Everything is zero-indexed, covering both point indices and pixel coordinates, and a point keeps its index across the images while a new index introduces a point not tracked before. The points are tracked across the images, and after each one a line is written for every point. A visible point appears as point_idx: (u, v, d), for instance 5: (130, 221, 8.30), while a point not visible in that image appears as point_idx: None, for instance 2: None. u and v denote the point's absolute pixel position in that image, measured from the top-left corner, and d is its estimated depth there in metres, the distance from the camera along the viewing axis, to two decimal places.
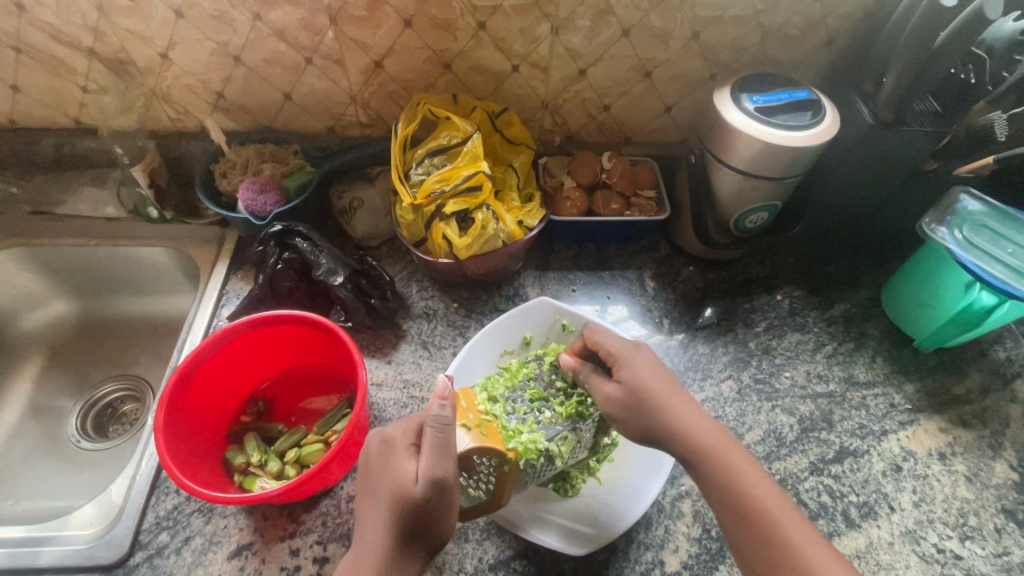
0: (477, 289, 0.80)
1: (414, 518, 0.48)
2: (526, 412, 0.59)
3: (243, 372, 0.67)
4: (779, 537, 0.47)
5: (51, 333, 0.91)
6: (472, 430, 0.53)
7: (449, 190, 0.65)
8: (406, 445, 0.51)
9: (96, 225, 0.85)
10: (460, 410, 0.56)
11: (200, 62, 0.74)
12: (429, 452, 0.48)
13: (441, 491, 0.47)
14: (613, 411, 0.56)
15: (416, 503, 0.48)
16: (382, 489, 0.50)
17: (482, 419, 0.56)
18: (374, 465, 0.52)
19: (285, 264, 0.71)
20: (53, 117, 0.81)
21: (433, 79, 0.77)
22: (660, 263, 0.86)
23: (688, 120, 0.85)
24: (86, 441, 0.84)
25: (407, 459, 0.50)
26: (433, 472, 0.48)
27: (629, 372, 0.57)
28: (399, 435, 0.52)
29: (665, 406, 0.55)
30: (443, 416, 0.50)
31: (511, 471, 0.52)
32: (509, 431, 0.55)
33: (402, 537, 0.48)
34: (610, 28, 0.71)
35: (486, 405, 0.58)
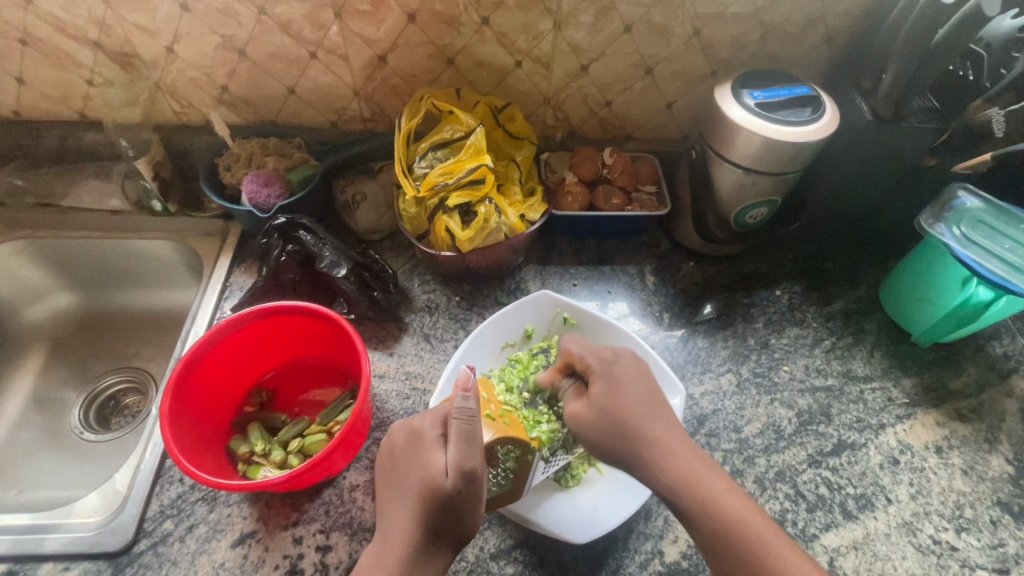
0: (478, 283, 0.81)
1: (442, 508, 0.49)
2: (541, 403, 0.63)
3: (247, 362, 0.67)
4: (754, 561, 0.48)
5: (55, 326, 0.92)
6: (495, 423, 0.57)
7: (453, 183, 0.66)
8: (434, 437, 0.52)
9: (100, 218, 0.86)
10: (482, 403, 0.59)
11: (205, 55, 0.74)
12: (457, 443, 0.49)
13: (470, 482, 0.48)
14: (586, 429, 0.57)
15: (444, 494, 0.49)
16: (411, 480, 0.51)
17: (503, 410, 0.59)
18: (404, 456, 0.53)
19: (289, 256, 0.71)
20: (58, 110, 0.81)
21: (436, 73, 0.78)
22: (660, 259, 0.86)
23: (689, 116, 0.85)
24: (88, 432, 0.85)
25: (436, 450, 0.51)
26: (463, 463, 0.49)
27: (602, 390, 0.57)
28: (427, 427, 0.53)
29: (632, 436, 0.55)
30: (468, 408, 0.51)
31: (533, 461, 0.56)
32: (529, 420, 0.59)
33: (430, 526, 0.50)
34: (612, 24, 0.72)
35: (505, 396, 0.62)
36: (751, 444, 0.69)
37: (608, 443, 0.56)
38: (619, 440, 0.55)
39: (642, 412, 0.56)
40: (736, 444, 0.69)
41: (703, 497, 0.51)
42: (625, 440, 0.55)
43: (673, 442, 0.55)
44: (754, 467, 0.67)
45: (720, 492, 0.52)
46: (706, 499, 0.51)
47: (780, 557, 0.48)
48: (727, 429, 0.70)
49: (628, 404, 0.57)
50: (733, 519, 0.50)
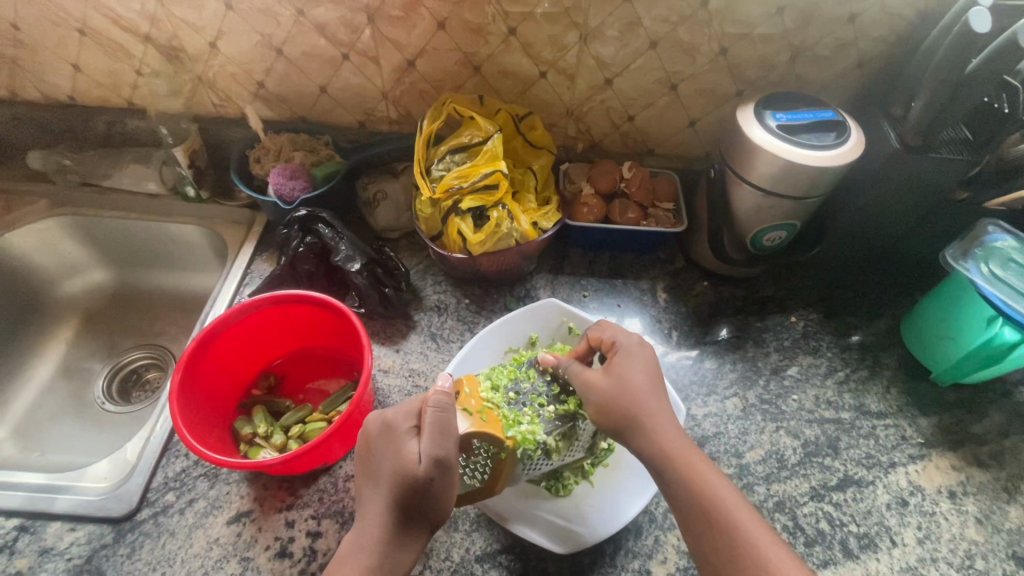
0: (489, 287, 0.82)
1: (414, 497, 0.49)
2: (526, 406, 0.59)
3: (259, 346, 0.70)
4: (743, 543, 0.47)
5: (89, 300, 0.98)
6: (473, 416, 0.54)
7: (467, 187, 0.66)
8: (407, 428, 0.52)
9: (137, 200, 0.90)
10: (463, 394, 0.56)
11: (245, 52, 0.78)
12: (430, 432, 0.50)
13: (442, 470, 0.49)
14: (593, 394, 0.57)
15: (415, 482, 0.49)
16: (384, 470, 0.51)
17: (483, 405, 0.56)
18: (377, 447, 0.53)
19: (307, 247, 0.73)
20: (108, 97, 0.86)
21: (462, 80, 0.80)
22: (674, 276, 0.86)
23: (712, 135, 0.85)
24: (109, 403, 0.91)
25: (408, 440, 0.51)
26: (434, 451, 0.49)
27: (621, 362, 0.58)
28: (399, 419, 0.53)
29: (638, 411, 0.55)
30: (442, 398, 0.52)
31: (507, 461, 0.53)
32: (508, 419, 0.56)
33: (404, 514, 0.50)
34: (638, 39, 0.73)
35: (489, 393, 0.58)
36: (751, 470, 0.67)
37: (613, 409, 0.55)
38: (620, 408, 0.55)
39: (648, 391, 0.56)
40: (736, 469, 0.67)
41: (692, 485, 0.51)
42: (623, 407, 0.55)
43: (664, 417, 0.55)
44: (753, 495, 0.65)
45: (712, 477, 0.51)
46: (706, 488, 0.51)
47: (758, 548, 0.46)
48: (728, 453, 0.69)
49: (638, 380, 0.56)
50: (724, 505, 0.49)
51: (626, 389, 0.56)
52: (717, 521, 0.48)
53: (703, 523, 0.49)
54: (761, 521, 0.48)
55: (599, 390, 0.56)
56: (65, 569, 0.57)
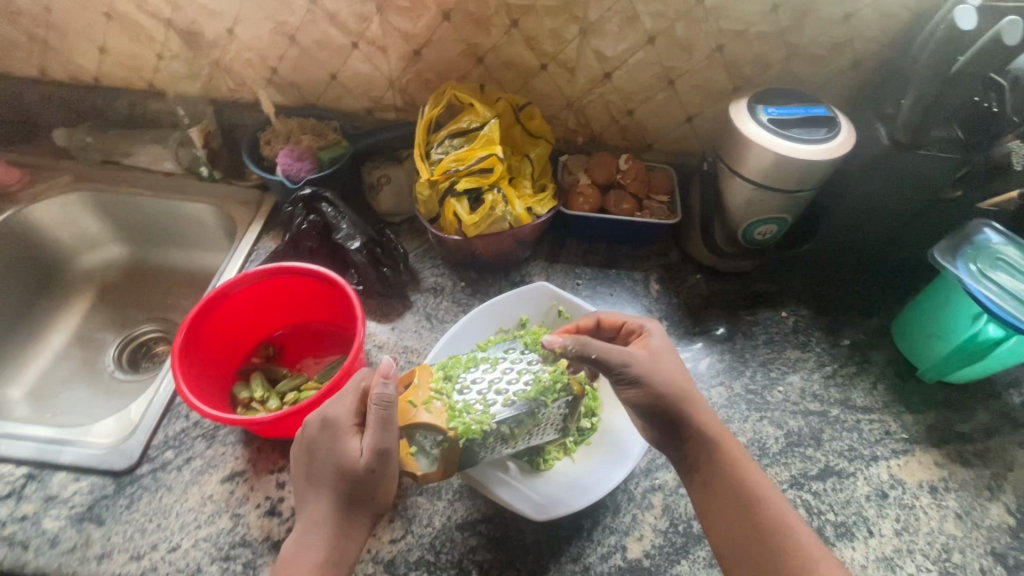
0: (485, 272, 0.85)
1: (359, 490, 0.52)
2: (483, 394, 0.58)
3: (258, 316, 0.72)
4: (783, 525, 0.51)
5: (104, 273, 1.03)
6: (414, 408, 0.55)
7: (463, 170, 0.68)
8: (348, 425, 0.54)
9: (154, 178, 0.95)
10: (410, 387, 0.57)
11: (260, 39, 0.82)
12: (374, 426, 0.51)
13: (384, 460, 0.52)
14: (642, 375, 0.58)
15: (358, 474, 0.52)
16: (326, 468, 0.53)
17: (429, 396, 0.56)
18: (318, 444, 0.54)
19: (309, 225, 0.76)
20: (130, 79, 0.91)
21: (466, 71, 0.82)
22: (667, 268, 0.88)
23: (709, 132, 0.86)
24: (118, 371, 0.95)
25: (350, 437, 0.53)
26: (377, 444, 0.51)
27: (654, 347, 0.61)
28: (341, 417, 0.54)
29: (685, 393, 0.58)
30: (386, 393, 0.52)
31: (451, 448, 0.54)
32: (455, 408, 0.55)
33: (345, 506, 0.52)
34: (636, 34, 0.75)
35: (439, 384, 0.58)
36: None
37: (664, 388, 0.58)
38: (671, 396, 0.58)
39: (685, 374, 0.60)
40: None
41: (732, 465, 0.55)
42: (675, 395, 0.58)
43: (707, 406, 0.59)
44: None
45: (748, 461, 0.55)
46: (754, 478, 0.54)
47: (792, 528, 0.51)
48: None
49: (677, 364, 0.60)
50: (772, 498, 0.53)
51: (669, 370, 0.59)
52: (760, 504, 0.52)
53: (744, 504, 0.52)
54: (789, 503, 0.53)
55: (647, 371, 0.58)
56: (67, 516, 0.60)
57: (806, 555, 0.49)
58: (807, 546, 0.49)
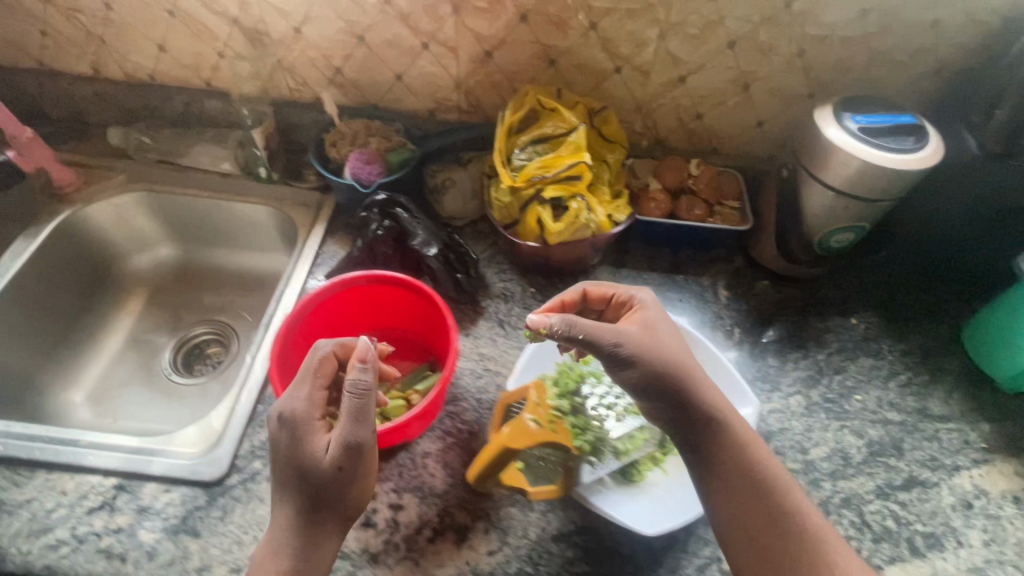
0: (553, 277, 0.84)
1: (327, 487, 0.52)
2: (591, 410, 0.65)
3: (359, 319, 0.74)
4: (790, 508, 0.53)
5: (154, 275, 1.01)
6: (541, 427, 0.61)
7: (550, 177, 0.67)
8: (314, 421, 0.54)
9: (210, 179, 0.93)
10: (533, 405, 0.62)
11: (327, 38, 0.80)
12: (345, 419, 0.52)
13: (353, 456, 0.51)
14: (646, 354, 0.56)
15: (325, 472, 0.51)
16: (293, 466, 0.52)
17: (552, 415, 0.62)
18: (285, 441, 0.53)
19: (384, 231, 0.75)
20: (187, 77, 0.89)
21: (536, 73, 0.81)
22: (735, 274, 0.87)
23: (779, 136, 0.85)
24: (177, 374, 0.93)
25: (318, 433, 0.53)
26: (346, 439, 0.51)
27: (649, 322, 0.60)
28: (298, 410, 0.54)
29: (692, 372, 0.57)
30: (363, 380, 0.53)
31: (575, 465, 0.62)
32: (576, 427, 0.62)
33: (314, 504, 0.52)
34: (718, 37, 0.73)
35: (556, 401, 0.63)
36: (817, 467, 0.69)
37: (670, 368, 0.56)
38: (678, 375, 0.56)
39: (684, 350, 0.59)
40: (803, 465, 0.69)
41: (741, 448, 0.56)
42: (679, 373, 0.56)
43: (713, 388, 0.58)
44: (819, 490, 0.67)
45: (756, 440, 0.57)
46: (756, 460, 0.55)
47: (801, 511, 0.53)
48: (794, 450, 0.70)
49: (676, 340, 0.59)
50: (774, 478, 0.55)
51: (669, 348, 0.58)
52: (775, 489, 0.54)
53: (754, 486, 0.54)
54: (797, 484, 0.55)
55: (645, 351, 0.56)
56: (163, 528, 0.59)
57: (816, 536, 0.52)
58: (822, 530, 0.52)
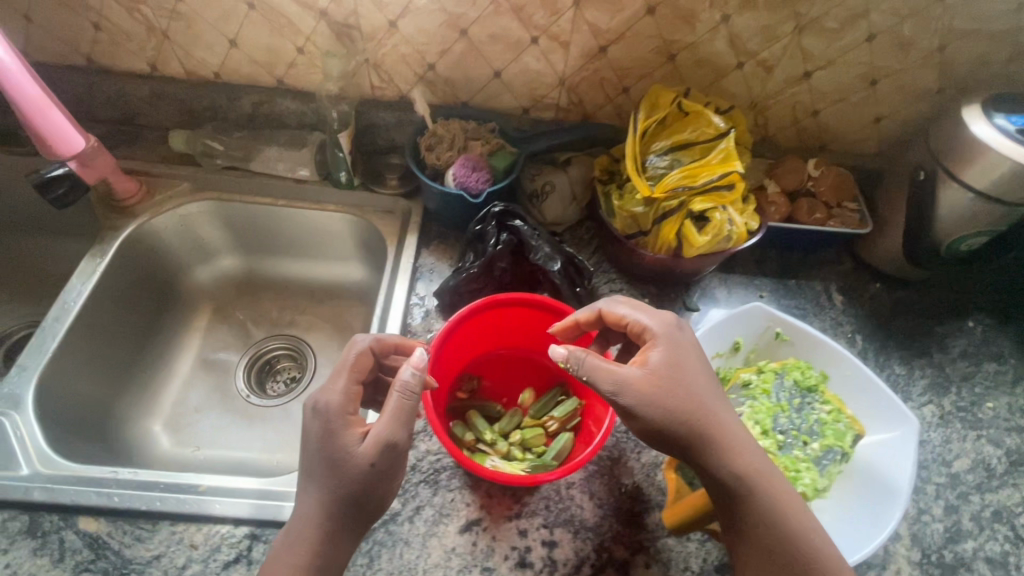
0: (666, 286, 0.80)
1: (353, 491, 0.48)
2: (794, 447, 0.61)
3: (509, 339, 0.70)
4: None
5: (218, 289, 0.94)
6: None
7: (695, 187, 0.63)
8: (345, 418, 0.50)
9: (284, 186, 0.86)
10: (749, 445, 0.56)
11: (426, 33, 0.73)
12: (390, 416, 0.49)
13: (388, 457, 0.49)
14: (654, 403, 0.51)
15: (357, 473, 0.48)
16: (313, 464, 0.49)
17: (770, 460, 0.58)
18: (317, 443, 0.49)
19: (504, 245, 0.70)
20: (258, 75, 0.80)
21: (651, 69, 0.75)
22: (845, 277, 0.84)
23: (894, 133, 0.82)
24: (255, 397, 0.86)
25: (349, 432, 0.50)
26: (386, 437, 0.48)
27: (667, 359, 0.53)
28: (334, 408, 0.50)
29: (710, 423, 0.52)
30: (411, 383, 0.50)
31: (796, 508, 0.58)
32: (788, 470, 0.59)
33: (344, 513, 0.48)
34: (856, 32, 0.69)
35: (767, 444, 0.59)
36: (962, 480, 0.67)
37: (671, 420, 0.51)
38: (691, 428, 0.51)
39: (705, 393, 0.53)
40: (948, 478, 0.67)
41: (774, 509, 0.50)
42: (695, 425, 0.51)
43: (738, 440, 0.53)
44: (969, 504, 0.66)
45: (789, 500, 0.51)
46: (793, 526, 0.50)
47: None
48: (937, 462, 0.68)
49: (697, 383, 0.53)
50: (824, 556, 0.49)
51: (680, 394, 0.52)
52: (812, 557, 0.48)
53: (777, 552, 0.49)
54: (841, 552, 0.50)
55: (654, 400, 0.51)
56: None
57: None
58: None
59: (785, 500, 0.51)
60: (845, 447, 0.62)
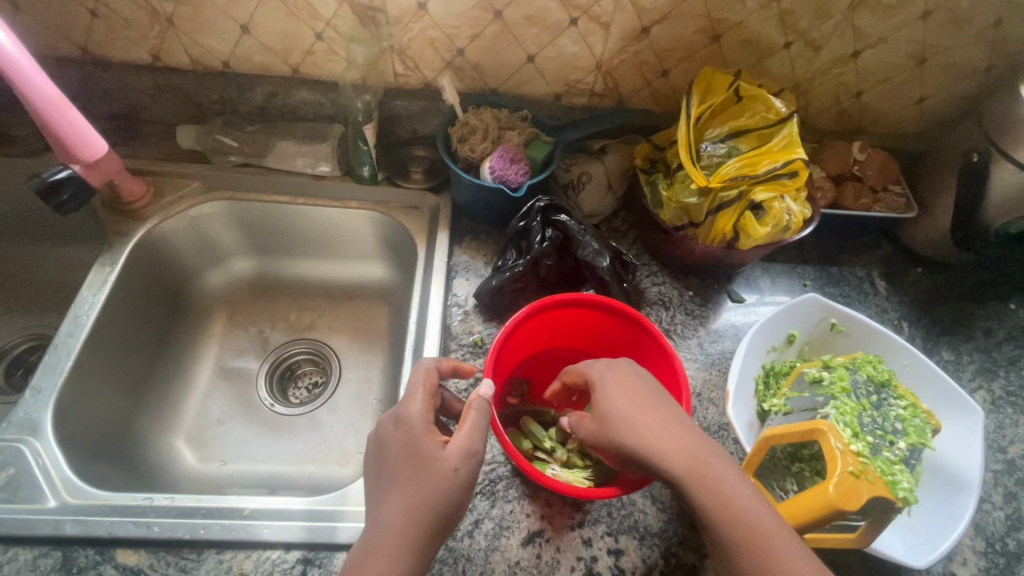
0: (709, 278, 0.77)
1: (437, 500, 0.46)
2: (884, 448, 0.48)
3: (562, 337, 0.68)
4: None
5: (232, 293, 0.88)
6: (864, 483, 0.43)
7: (756, 177, 0.61)
8: (427, 425, 0.50)
9: (301, 183, 0.81)
10: (839, 450, 0.44)
11: (457, 15, 0.68)
12: (470, 428, 0.50)
13: (472, 467, 0.48)
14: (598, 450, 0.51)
15: (442, 479, 0.47)
16: (395, 470, 0.48)
17: (862, 464, 0.45)
18: (398, 449, 0.49)
19: (549, 242, 0.67)
20: (272, 63, 0.75)
21: (694, 50, 0.72)
22: (886, 262, 0.83)
23: (936, 114, 0.80)
24: (279, 405, 0.81)
25: (431, 438, 0.49)
26: (470, 445, 0.49)
27: (600, 400, 0.52)
28: (415, 417, 0.50)
29: (654, 461, 0.47)
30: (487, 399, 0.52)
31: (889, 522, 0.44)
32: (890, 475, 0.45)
33: (424, 528, 0.45)
34: (911, 8, 0.66)
35: (855, 442, 0.46)
36: (1019, 466, 0.66)
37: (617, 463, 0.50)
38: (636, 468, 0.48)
39: (651, 429, 0.48)
40: (1005, 465, 0.66)
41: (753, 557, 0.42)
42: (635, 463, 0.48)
43: (696, 475, 0.46)
44: None
45: (767, 542, 0.42)
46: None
47: None
48: (992, 449, 0.68)
49: (633, 419, 0.50)
50: None
51: (614, 435, 0.50)
52: None
53: None
54: None
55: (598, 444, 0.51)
56: None
57: None
58: None
59: (755, 543, 0.42)
60: (928, 444, 0.52)
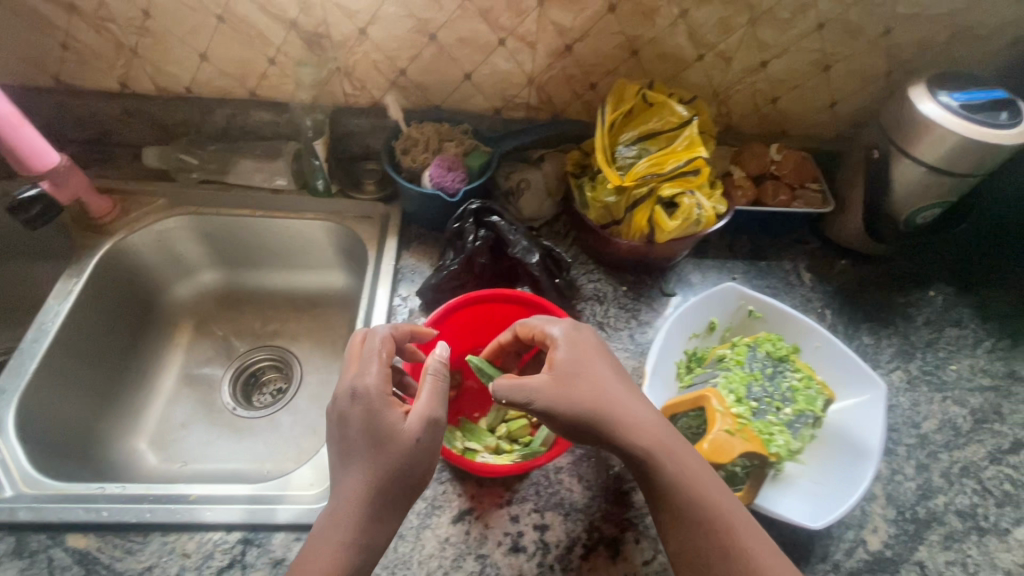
0: (642, 274, 0.82)
1: (405, 464, 0.50)
2: (768, 412, 0.61)
3: (490, 331, 0.74)
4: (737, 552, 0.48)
5: (200, 303, 0.93)
6: (737, 438, 0.57)
7: (664, 174, 0.66)
8: (385, 396, 0.52)
9: (261, 196, 0.87)
10: (720, 414, 0.58)
11: (396, 39, 0.74)
12: (428, 393, 0.53)
13: (434, 431, 0.52)
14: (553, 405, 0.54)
15: (405, 446, 0.50)
16: (359, 440, 0.50)
17: (740, 422, 0.58)
18: (361, 419, 0.51)
19: (482, 241, 0.72)
20: (231, 87, 0.81)
21: (615, 64, 0.78)
22: (813, 256, 0.88)
23: (849, 117, 0.86)
24: (240, 408, 0.85)
25: (395, 408, 0.52)
26: (431, 411, 0.52)
27: (562, 359, 0.56)
28: (375, 386, 0.52)
29: (604, 413, 0.53)
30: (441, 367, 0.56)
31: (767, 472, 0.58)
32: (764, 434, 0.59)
33: (391, 489, 0.50)
34: (806, 21, 0.73)
35: (737, 408, 0.60)
36: (931, 439, 0.70)
37: (575, 415, 0.53)
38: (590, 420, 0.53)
39: (597, 386, 0.54)
40: (917, 439, 0.70)
41: (681, 490, 0.50)
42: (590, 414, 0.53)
43: (635, 424, 0.53)
44: (938, 462, 0.68)
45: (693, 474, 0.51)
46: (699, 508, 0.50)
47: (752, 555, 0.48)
48: (907, 425, 0.71)
49: (591, 378, 0.55)
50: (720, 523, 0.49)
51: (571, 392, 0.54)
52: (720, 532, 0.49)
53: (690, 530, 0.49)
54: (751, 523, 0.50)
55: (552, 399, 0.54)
56: None
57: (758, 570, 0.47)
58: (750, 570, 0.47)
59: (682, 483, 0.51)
60: (817, 411, 0.64)
